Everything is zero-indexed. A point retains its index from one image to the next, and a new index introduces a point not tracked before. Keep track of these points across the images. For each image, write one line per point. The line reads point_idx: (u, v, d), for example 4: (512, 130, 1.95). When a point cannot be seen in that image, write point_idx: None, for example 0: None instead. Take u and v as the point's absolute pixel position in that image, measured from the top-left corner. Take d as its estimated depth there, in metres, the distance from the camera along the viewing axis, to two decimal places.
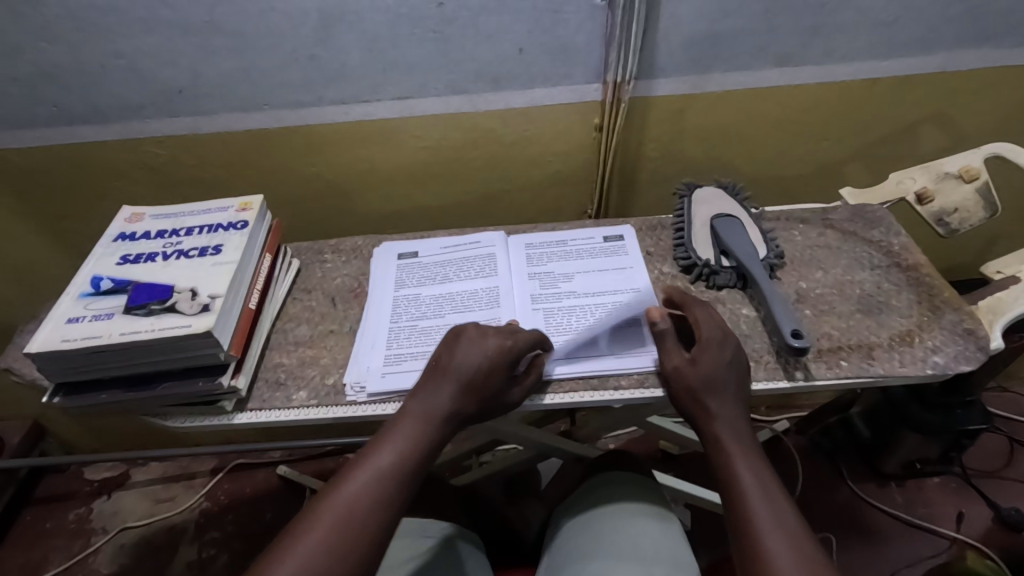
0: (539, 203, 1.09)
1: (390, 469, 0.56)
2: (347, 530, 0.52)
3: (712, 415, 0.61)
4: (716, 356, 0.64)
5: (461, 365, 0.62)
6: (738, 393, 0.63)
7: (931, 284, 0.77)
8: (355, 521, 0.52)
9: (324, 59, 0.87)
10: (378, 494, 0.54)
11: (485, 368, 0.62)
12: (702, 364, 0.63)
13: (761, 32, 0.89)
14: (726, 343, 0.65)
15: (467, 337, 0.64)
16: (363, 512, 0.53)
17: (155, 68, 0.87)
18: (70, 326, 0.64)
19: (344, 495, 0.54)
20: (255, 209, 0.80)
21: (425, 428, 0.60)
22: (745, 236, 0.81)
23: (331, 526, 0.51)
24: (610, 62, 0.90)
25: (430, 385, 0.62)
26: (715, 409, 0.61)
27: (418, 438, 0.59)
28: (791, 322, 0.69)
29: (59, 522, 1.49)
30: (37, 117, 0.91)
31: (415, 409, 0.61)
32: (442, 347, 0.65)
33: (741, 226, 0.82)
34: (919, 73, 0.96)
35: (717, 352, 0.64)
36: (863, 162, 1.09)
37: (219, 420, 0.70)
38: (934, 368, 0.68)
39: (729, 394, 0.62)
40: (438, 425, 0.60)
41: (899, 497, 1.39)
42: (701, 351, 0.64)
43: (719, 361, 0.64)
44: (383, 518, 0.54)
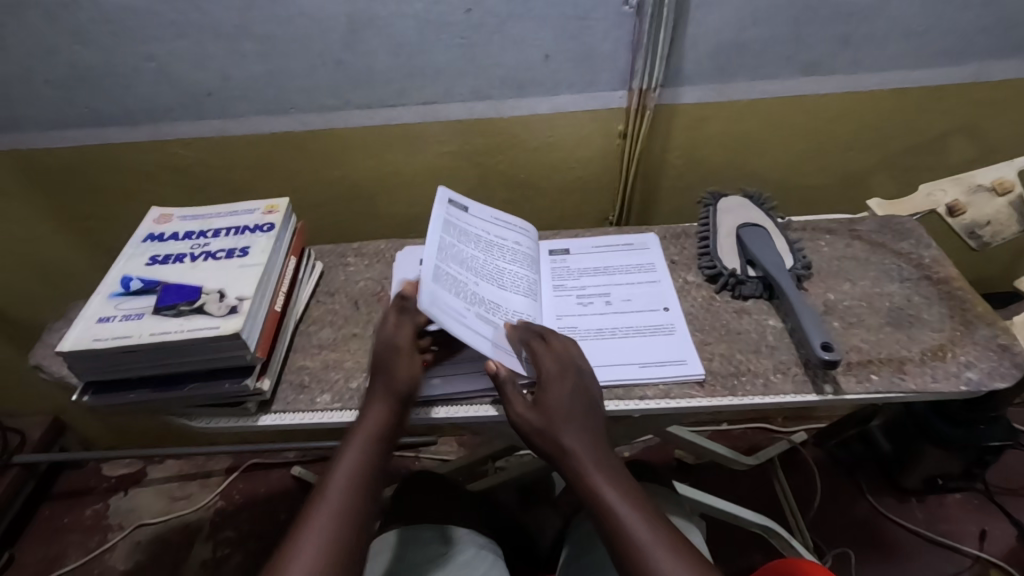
0: (560, 209, 1.09)
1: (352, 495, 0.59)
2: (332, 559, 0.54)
3: (573, 455, 0.60)
4: (563, 393, 0.63)
5: (382, 384, 0.66)
6: (590, 420, 0.63)
7: (963, 298, 0.76)
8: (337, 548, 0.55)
9: (351, 64, 0.88)
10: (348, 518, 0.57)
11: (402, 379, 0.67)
12: (562, 400, 0.63)
13: (789, 41, 0.88)
14: (569, 377, 0.65)
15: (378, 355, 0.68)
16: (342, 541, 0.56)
17: (186, 72, 0.88)
18: (101, 325, 0.65)
19: (320, 526, 0.56)
20: (281, 212, 0.80)
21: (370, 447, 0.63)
22: (772, 246, 0.80)
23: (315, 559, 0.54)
24: (636, 70, 0.90)
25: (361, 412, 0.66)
26: (580, 447, 0.61)
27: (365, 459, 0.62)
28: (820, 334, 0.68)
29: (76, 517, 1.51)
30: (69, 118, 0.92)
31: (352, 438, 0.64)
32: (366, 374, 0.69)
33: (768, 235, 0.82)
34: (950, 84, 0.95)
35: (562, 388, 0.64)
36: (889, 172, 1.07)
37: (243, 421, 0.70)
38: (968, 384, 0.66)
39: (578, 426, 0.62)
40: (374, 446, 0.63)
41: (920, 512, 1.37)
42: (547, 386, 0.63)
43: (564, 397, 0.63)
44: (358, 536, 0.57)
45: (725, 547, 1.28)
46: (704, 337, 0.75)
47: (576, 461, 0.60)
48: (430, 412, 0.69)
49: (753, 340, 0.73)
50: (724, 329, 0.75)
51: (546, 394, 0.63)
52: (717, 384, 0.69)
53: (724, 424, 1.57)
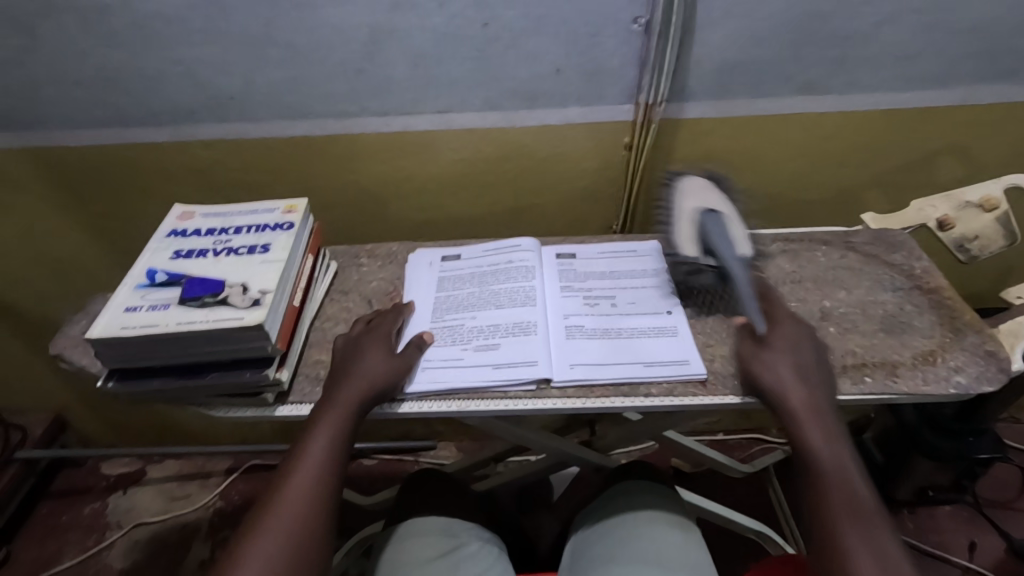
0: (566, 216, 1.12)
1: (323, 469, 0.62)
2: (298, 540, 0.56)
3: (790, 408, 0.64)
4: (803, 362, 0.68)
5: (364, 368, 0.70)
6: (818, 380, 0.67)
7: (953, 306, 0.79)
8: (304, 527, 0.57)
9: (370, 73, 0.92)
10: (313, 498, 0.59)
11: (385, 367, 0.70)
12: (802, 378, 0.66)
13: (789, 62, 0.93)
14: (806, 354, 0.68)
15: (368, 346, 0.73)
16: (306, 523, 0.58)
17: (211, 76, 0.91)
18: (128, 314, 0.68)
19: (293, 490, 0.60)
20: (301, 212, 0.83)
21: (339, 427, 0.65)
22: (729, 234, 0.77)
23: (281, 539, 0.56)
24: (643, 85, 0.94)
25: (338, 387, 0.69)
26: (797, 404, 0.64)
27: (335, 435, 0.65)
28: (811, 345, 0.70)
29: (74, 515, 1.51)
30: (95, 118, 0.95)
31: (327, 412, 0.66)
32: (347, 357, 0.72)
33: (726, 222, 0.78)
34: (940, 106, 1.00)
35: (795, 365, 0.67)
36: (883, 189, 1.12)
37: (261, 411, 0.73)
38: (957, 387, 0.70)
39: (797, 383, 0.65)
40: (350, 421, 0.66)
41: (911, 523, 1.39)
42: (778, 364, 0.67)
43: (789, 367, 0.67)
44: (325, 515, 0.59)
45: (721, 554, 1.30)
46: (706, 339, 0.78)
47: (799, 417, 0.64)
48: (442, 405, 0.72)
49: None
50: (725, 332, 0.78)
51: (767, 367, 0.67)
52: (718, 384, 0.72)
53: (721, 434, 1.59)
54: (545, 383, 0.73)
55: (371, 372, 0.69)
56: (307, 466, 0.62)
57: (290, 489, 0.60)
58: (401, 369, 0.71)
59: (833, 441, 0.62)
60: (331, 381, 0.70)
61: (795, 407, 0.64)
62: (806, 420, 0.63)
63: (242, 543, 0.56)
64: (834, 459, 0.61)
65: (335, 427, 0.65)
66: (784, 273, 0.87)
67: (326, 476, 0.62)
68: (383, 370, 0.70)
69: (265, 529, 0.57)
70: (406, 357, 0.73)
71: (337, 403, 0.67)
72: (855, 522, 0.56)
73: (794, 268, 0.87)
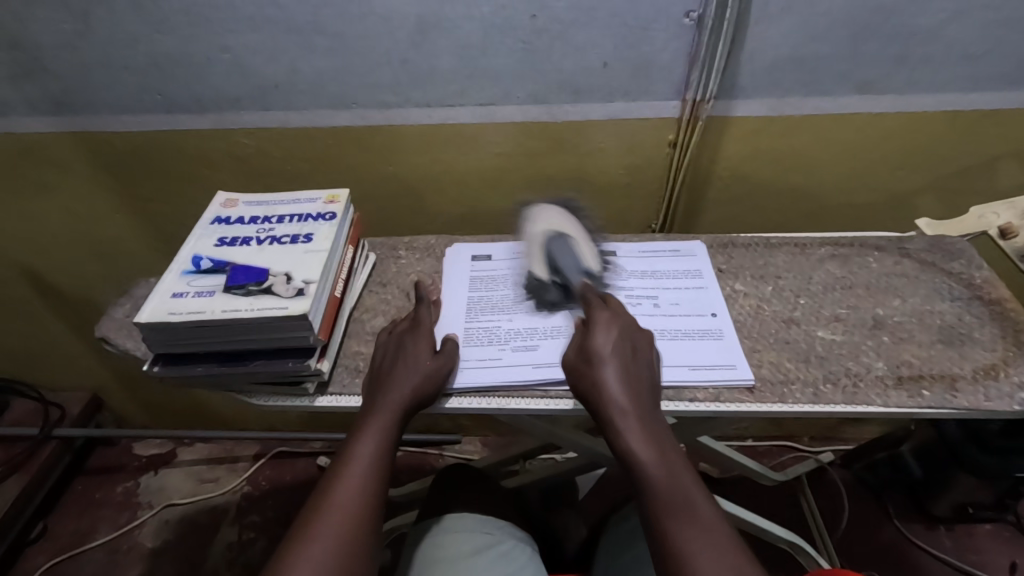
0: (605, 215, 1.11)
1: (369, 476, 0.61)
2: (344, 546, 0.56)
3: (615, 407, 0.62)
4: (630, 368, 0.65)
5: (408, 373, 0.68)
6: (641, 382, 0.64)
7: (1016, 318, 0.76)
8: (352, 535, 0.57)
9: (415, 63, 0.91)
10: (359, 506, 0.59)
11: (429, 373, 0.69)
12: (630, 370, 0.64)
13: (846, 59, 0.90)
14: (632, 356, 0.66)
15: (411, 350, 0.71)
16: (350, 531, 0.57)
17: (256, 65, 0.92)
18: (175, 300, 0.68)
19: (341, 497, 0.59)
20: (343, 202, 0.83)
21: (384, 433, 0.65)
22: (575, 251, 0.83)
23: (328, 546, 0.55)
24: (691, 81, 0.92)
25: (383, 392, 0.68)
26: (627, 410, 0.61)
27: (383, 442, 0.64)
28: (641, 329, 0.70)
29: (107, 493, 1.54)
30: (142, 104, 0.97)
31: (374, 417, 0.66)
32: (389, 357, 0.71)
33: (574, 241, 0.85)
34: (1004, 108, 0.95)
35: (598, 360, 0.65)
36: (935, 194, 1.08)
37: (301, 401, 0.72)
38: (1022, 404, 0.67)
39: (624, 381, 0.63)
40: (394, 428, 0.66)
41: (948, 540, 1.35)
42: (607, 362, 0.64)
43: (610, 363, 0.64)
44: (371, 522, 0.59)
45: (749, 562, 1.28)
46: (753, 343, 0.75)
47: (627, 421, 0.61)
48: (483, 402, 0.71)
49: (802, 350, 0.74)
50: (773, 338, 0.76)
51: (584, 365, 0.65)
52: (766, 390, 0.70)
53: (750, 439, 1.56)
54: None
55: (411, 377, 0.68)
56: (352, 472, 0.61)
57: (336, 495, 0.59)
58: (440, 374, 0.70)
59: (657, 443, 0.60)
60: (374, 387, 0.69)
61: (622, 398, 0.62)
62: (628, 417, 0.61)
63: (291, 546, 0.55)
64: (663, 465, 0.58)
65: (382, 432, 0.65)
66: (834, 278, 0.84)
67: (371, 483, 0.61)
68: (427, 374, 0.69)
69: (311, 537, 0.56)
70: (444, 359, 0.71)
71: (381, 408, 0.66)
72: (690, 526, 0.55)
73: (843, 274, 0.84)
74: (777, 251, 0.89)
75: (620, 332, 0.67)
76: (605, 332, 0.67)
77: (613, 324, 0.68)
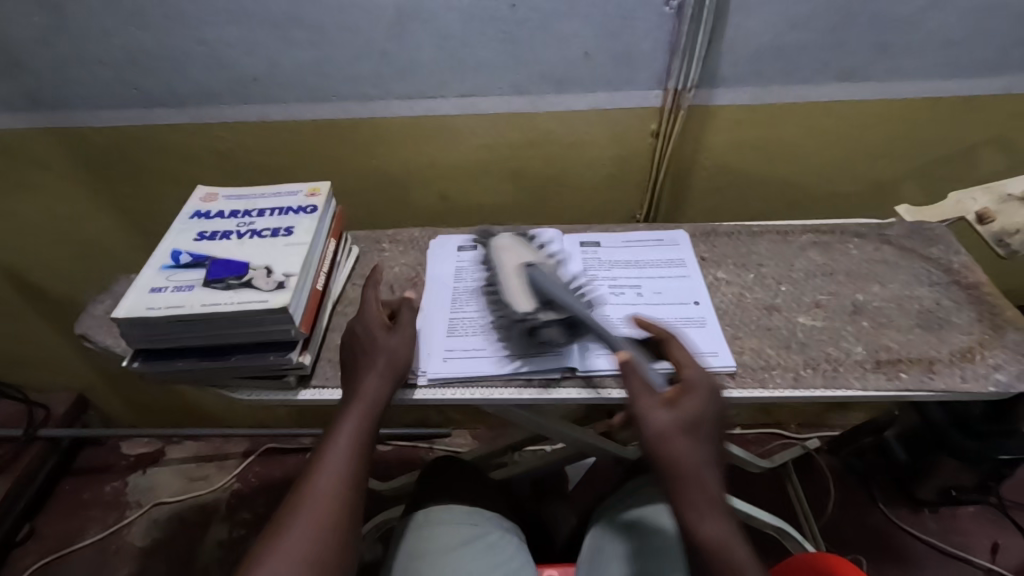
0: (590, 206, 1.11)
1: (350, 462, 0.62)
2: (324, 533, 0.56)
3: (684, 475, 0.58)
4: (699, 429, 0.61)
5: (381, 357, 0.68)
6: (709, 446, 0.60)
7: (993, 302, 0.77)
8: (333, 521, 0.57)
9: (395, 55, 0.90)
10: (339, 494, 0.59)
11: (402, 356, 0.69)
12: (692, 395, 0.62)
13: (825, 47, 0.90)
14: (704, 414, 0.62)
15: (382, 330, 0.70)
16: (332, 522, 0.57)
17: (235, 58, 0.91)
18: (154, 295, 0.68)
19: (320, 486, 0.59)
20: (324, 195, 0.82)
21: (365, 420, 0.65)
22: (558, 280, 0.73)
23: (311, 534, 0.56)
24: (673, 70, 0.92)
25: (359, 377, 0.67)
26: (704, 481, 0.58)
27: (362, 427, 0.64)
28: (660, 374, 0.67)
29: (95, 493, 1.53)
30: (119, 99, 0.95)
31: (352, 403, 0.65)
32: (359, 338, 0.70)
33: (547, 271, 0.74)
34: (982, 94, 0.96)
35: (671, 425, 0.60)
36: (916, 181, 1.09)
37: (284, 395, 0.72)
38: (997, 386, 0.68)
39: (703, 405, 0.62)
40: (375, 412, 0.66)
41: (932, 523, 1.37)
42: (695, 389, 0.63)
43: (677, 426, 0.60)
44: (352, 510, 0.59)
45: None
46: (735, 330, 0.76)
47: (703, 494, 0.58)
48: (466, 392, 0.71)
49: (783, 336, 0.75)
50: (755, 325, 0.76)
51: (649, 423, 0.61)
52: (747, 376, 0.70)
53: (739, 428, 1.57)
54: (570, 372, 0.72)
55: (383, 362, 0.68)
56: (333, 460, 0.61)
57: (319, 484, 0.59)
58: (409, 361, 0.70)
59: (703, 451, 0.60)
60: (349, 373, 0.69)
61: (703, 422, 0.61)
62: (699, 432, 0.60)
63: (273, 537, 0.56)
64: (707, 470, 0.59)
65: (362, 417, 0.65)
66: (816, 265, 0.85)
67: (350, 475, 0.61)
68: (400, 355, 0.69)
69: (295, 529, 0.56)
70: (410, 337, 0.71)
71: (360, 393, 0.66)
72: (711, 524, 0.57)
73: (824, 261, 0.85)
74: (760, 240, 0.89)
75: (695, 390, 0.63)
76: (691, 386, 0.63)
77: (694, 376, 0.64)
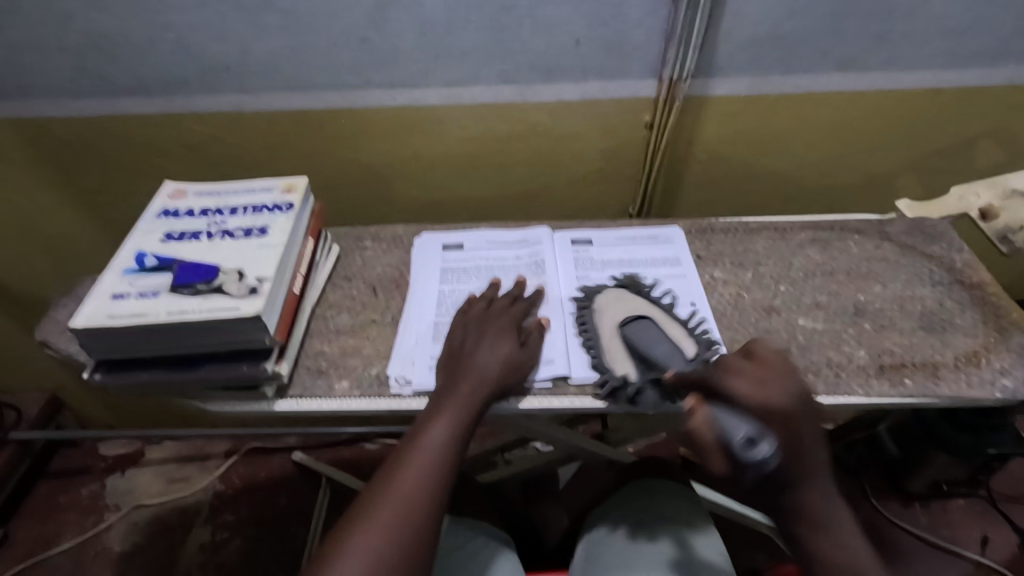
0: (581, 200, 1.07)
1: (433, 468, 0.56)
2: (396, 540, 0.50)
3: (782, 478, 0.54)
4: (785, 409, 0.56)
5: (477, 363, 0.64)
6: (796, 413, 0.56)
7: (997, 302, 0.75)
8: (408, 528, 0.51)
9: (375, 41, 0.85)
10: (416, 499, 0.53)
11: (500, 364, 0.64)
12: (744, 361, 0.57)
13: (826, 36, 0.86)
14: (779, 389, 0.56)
15: (488, 335, 0.67)
16: (414, 516, 0.52)
17: (203, 44, 0.85)
18: (116, 302, 0.63)
19: (396, 489, 0.54)
20: (301, 192, 0.77)
21: (459, 424, 0.59)
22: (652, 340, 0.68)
23: (380, 539, 0.50)
24: (668, 59, 0.87)
25: (455, 381, 0.63)
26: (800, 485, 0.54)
27: (453, 432, 0.59)
28: (742, 424, 0.52)
29: (72, 497, 1.48)
30: (79, 88, 0.89)
31: (443, 407, 0.61)
32: (464, 344, 0.67)
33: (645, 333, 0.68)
34: (985, 85, 0.93)
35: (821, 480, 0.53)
36: (914, 175, 1.06)
37: (260, 406, 0.68)
38: (1003, 392, 0.65)
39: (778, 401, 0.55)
40: (468, 417, 0.60)
41: (923, 517, 1.37)
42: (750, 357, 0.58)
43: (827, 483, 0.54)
44: (429, 519, 0.53)
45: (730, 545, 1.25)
46: (733, 334, 0.73)
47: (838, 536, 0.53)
48: None
49: (782, 340, 0.72)
50: (753, 328, 0.73)
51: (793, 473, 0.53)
52: None
53: None
54: (562, 380, 0.68)
55: (490, 369, 0.64)
56: (415, 462, 0.56)
57: (394, 486, 0.54)
58: (525, 367, 0.67)
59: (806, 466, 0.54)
60: (448, 376, 0.64)
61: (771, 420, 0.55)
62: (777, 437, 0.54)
63: (339, 541, 0.50)
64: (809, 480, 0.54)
65: (453, 424, 0.59)
66: (815, 264, 0.82)
67: (438, 474, 0.56)
68: (501, 363, 0.64)
69: (375, 516, 0.52)
70: (519, 353, 0.66)
71: (454, 397, 0.61)
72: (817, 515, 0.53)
73: (825, 260, 0.82)
74: (757, 236, 0.86)
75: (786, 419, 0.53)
76: (780, 431, 0.52)
77: (776, 403, 0.54)
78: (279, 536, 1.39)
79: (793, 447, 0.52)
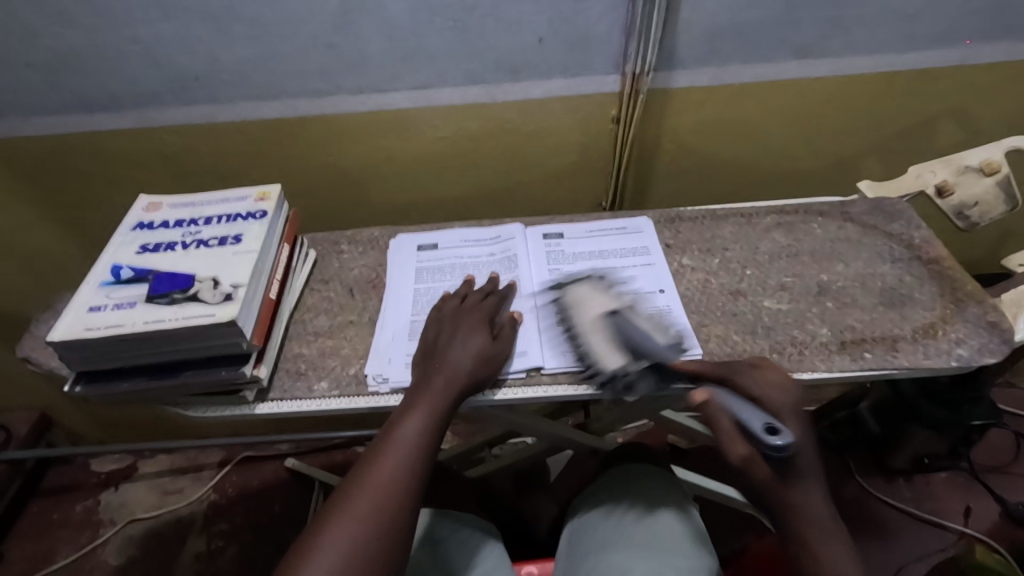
0: (554, 196, 1.09)
1: (408, 462, 0.58)
2: (369, 530, 0.52)
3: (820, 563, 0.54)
4: (816, 498, 0.56)
5: (448, 358, 0.65)
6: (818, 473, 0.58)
7: (954, 276, 0.77)
8: (382, 519, 0.53)
9: (342, 47, 0.87)
10: (388, 491, 0.55)
11: (470, 359, 0.66)
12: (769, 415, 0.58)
13: (782, 25, 0.89)
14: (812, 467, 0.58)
15: (461, 330, 0.69)
16: (388, 506, 0.54)
17: (172, 57, 0.86)
18: (92, 314, 0.64)
19: (371, 482, 0.55)
20: (274, 199, 0.79)
21: (432, 419, 0.61)
22: None
23: (354, 531, 0.52)
24: (630, 53, 0.89)
25: (428, 376, 0.65)
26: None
27: (427, 426, 0.61)
28: (758, 415, 0.57)
29: (66, 514, 1.48)
30: (51, 105, 0.90)
31: (417, 403, 0.62)
32: (437, 339, 0.68)
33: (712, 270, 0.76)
34: (939, 66, 0.96)
35: None
36: (878, 157, 1.09)
37: (241, 410, 0.69)
38: (959, 360, 0.68)
39: (815, 495, 0.56)
40: (442, 411, 0.62)
41: (906, 491, 1.39)
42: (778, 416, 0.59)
43: None
44: (401, 510, 0.55)
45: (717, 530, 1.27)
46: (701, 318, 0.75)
47: None
48: None
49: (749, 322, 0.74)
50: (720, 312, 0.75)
51: (802, 506, 0.55)
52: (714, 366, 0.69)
53: None
54: (536, 371, 0.70)
55: (463, 363, 0.65)
56: (389, 456, 0.58)
57: (368, 478, 0.56)
58: (498, 358, 0.68)
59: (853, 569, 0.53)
60: (422, 372, 0.66)
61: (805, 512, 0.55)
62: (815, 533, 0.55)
63: (315, 533, 0.52)
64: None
65: (426, 418, 0.61)
66: (780, 247, 0.84)
67: (412, 465, 0.58)
68: (473, 357, 0.66)
69: (349, 508, 0.53)
70: (492, 348, 0.68)
71: (427, 392, 0.63)
72: None
73: (789, 242, 0.84)
74: (724, 223, 0.88)
75: (795, 423, 0.60)
76: (791, 423, 0.58)
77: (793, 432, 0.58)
78: (274, 543, 1.40)
79: (800, 440, 0.57)
